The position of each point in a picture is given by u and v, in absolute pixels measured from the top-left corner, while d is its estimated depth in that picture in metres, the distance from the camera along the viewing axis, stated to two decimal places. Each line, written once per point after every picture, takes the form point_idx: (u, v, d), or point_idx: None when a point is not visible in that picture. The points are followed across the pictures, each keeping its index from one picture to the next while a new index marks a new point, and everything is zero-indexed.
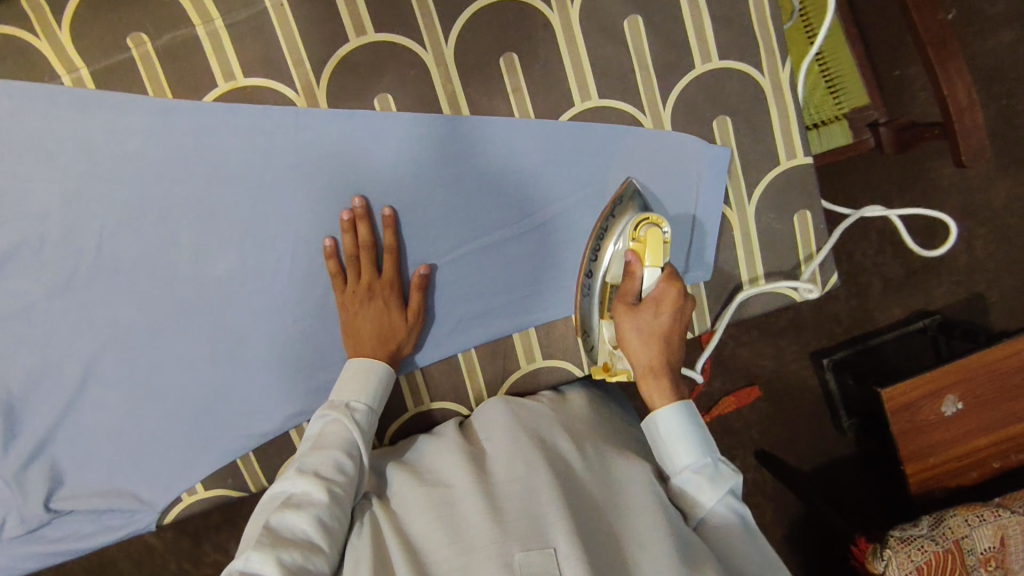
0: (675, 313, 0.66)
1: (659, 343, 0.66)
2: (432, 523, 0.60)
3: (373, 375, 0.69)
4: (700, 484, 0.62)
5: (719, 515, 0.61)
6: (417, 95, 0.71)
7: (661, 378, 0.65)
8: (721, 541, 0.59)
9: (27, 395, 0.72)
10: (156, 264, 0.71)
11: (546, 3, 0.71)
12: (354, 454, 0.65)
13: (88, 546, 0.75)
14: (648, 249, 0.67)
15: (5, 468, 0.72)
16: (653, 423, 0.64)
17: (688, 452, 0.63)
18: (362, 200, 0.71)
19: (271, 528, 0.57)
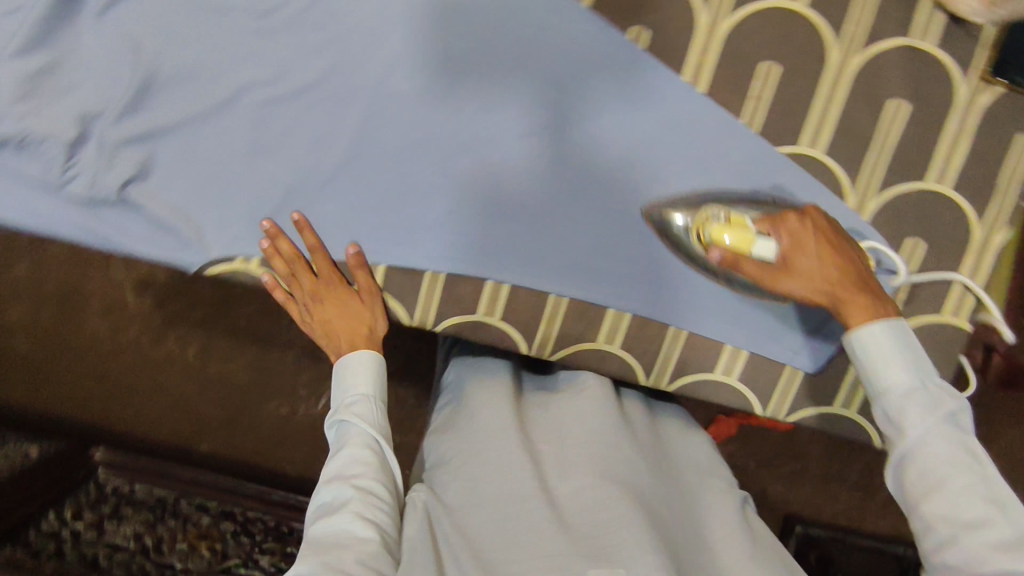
0: (818, 227, 0.66)
1: (813, 274, 0.66)
2: (490, 522, 0.65)
3: (354, 360, 0.75)
4: (927, 403, 0.60)
5: (947, 434, 0.59)
6: (668, 46, 0.70)
7: (853, 293, 0.65)
8: (947, 457, 0.58)
9: (169, 83, 0.70)
10: (353, 44, 0.69)
11: (836, 39, 0.69)
12: (370, 445, 0.71)
13: (131, 249, 0.74)
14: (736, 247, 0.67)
15: (109, 132, 0.70)
16: (858, 346, 0.64)
17: (903, 368, 0.62)
18: (299, 216, 0.72)
19: (316, 540, 0.65)
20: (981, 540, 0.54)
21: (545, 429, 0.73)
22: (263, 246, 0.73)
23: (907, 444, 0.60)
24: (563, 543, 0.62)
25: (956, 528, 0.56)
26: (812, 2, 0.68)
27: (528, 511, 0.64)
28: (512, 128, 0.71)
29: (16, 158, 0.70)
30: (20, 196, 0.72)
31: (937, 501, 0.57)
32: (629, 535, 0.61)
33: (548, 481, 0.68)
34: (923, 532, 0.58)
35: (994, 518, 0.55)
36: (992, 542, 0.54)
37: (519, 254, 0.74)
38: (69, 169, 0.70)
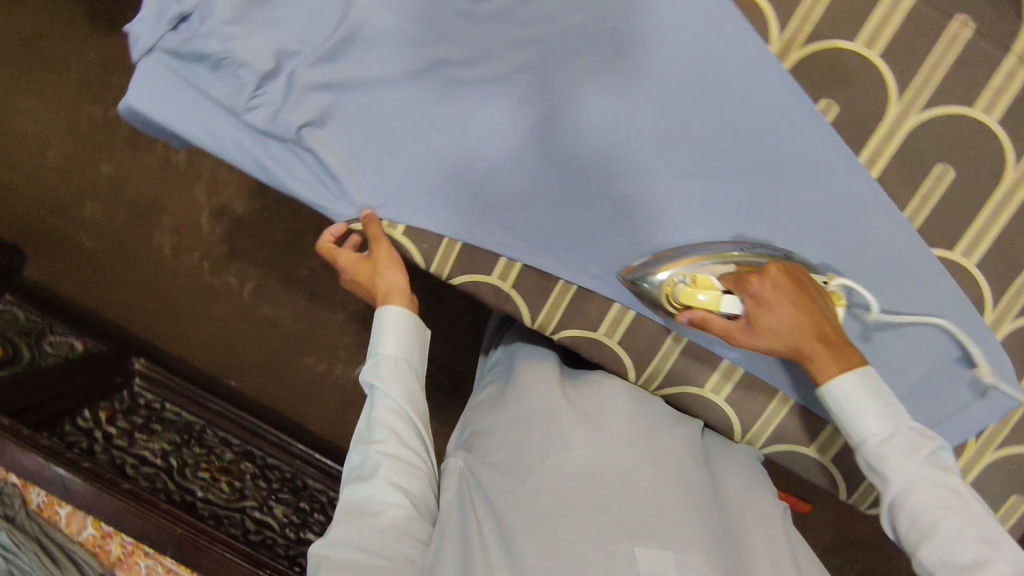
0: (788, 275, 0.70)
1: (776, 333, 0.69)
2: (535, 494, 0.73)
3: (379, 324, 0.87)
4: (904, 445, 0.67)
5: (933, 475, 0.65)
6: (855, 127, 0.71)
7: (815, 347, 0.70)
8: (931, 499, 0.64)
9: (370, 42, 0.72)
10: (552, 51, 0.71)
11: (1016, 160, 0.70)
12: (396, 410, 0.83)
13: (289, 187, 0.76)
14: (704, 308, 0.72)
15: (302, 72, 0.72)
16: (835, 400, 0.70)
17: (879, 418, 0.68)
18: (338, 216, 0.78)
19: (354, 501, 0.78)
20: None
21: (591, 416, 0.80)
22: (334, 226, 0.85)
23: (897, 491, 0.66)
24: (601, 520, 0.70)
25: (952, 562, 0.62)
26: (1003, 120, 0.69)
27: (560, 479, 0.74)
28: (680, 167, 0.72)
29: (208, 77, 0.73)
30: (200, 111, 0.74)
31: (931, 548, 0.63)
32: (663, 526, 0.70)
33: (580, 458, 0.75)
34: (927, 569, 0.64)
35: (988, 556, 0.61)
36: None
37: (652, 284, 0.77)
38: (254, 97, 0.72)
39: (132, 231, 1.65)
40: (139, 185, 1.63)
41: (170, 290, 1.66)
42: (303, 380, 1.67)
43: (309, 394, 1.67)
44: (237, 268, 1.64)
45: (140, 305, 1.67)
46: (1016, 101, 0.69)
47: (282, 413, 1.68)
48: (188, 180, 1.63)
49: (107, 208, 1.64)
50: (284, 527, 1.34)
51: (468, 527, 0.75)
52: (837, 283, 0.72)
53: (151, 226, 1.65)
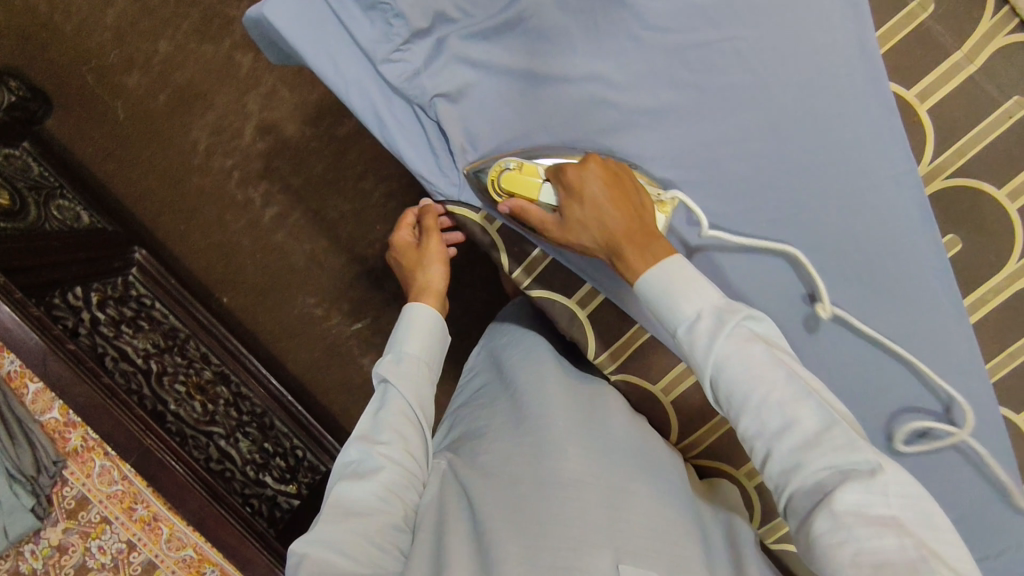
0: (616, 176, 0.67)
1: (589, 225, 0.68)
2: (506, 485, 0.74)
3: (414, 321, 0.89)
4: (711, 324, 0.62)
5: (752, 356, 0.60)
6: (970, 269, 0.71)
7: (624, 248, 0.67)
8: (741, 378, 0.59)
9: (530, 31, 0.69)
10: (708, 105, 0.70)
11: None
12: (405, 411, 0.81)
13: (401, 150, 0.73)
14: (531, 197, 0.71)
15: (454, 41, 0.69)
16: (642, 290, 0.66)
17: (693, 300, 0.64)
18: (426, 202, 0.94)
19: (344, 499, 0.73)
20: (788, 445, 0.57)
21: (594, 435, 0.80)
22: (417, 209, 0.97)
23: (717, 377, 0.62)
24: (586, 528, 0.68)
25: (770, 441, 0.58)
26: None
27: (526, 475, 0.74)
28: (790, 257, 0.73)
29: (356, 14, 0.68)
30: (335, 44, 0.69)
31: (749, 423, 0.59)
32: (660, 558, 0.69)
33: (572, 467, 0.74)
34: (766, 462, 0.59)
35: (798, 417, 0.57)
36: (804, 441, 0.56)
37: None
38: (399, 51, 0.69)
39: (170, 119, 1.58)
40: (191, 73, 1.56)
41: (190, 188, 1.60)
42: (295, 318, 1.62)
43: (297, 334, 1.62)
44: (265, 188, 1.58)
45: (154, 193, 1.59)
46: None
47: (265, 344, 1.62)
48: (245, 84, 1.56)
49: (152, 88, 1.57)
50: (245, 464, 1.30)
51: (445, 520, 0.73)
52: (670, 195, 0.71)
53: (190, 117, 1.57)
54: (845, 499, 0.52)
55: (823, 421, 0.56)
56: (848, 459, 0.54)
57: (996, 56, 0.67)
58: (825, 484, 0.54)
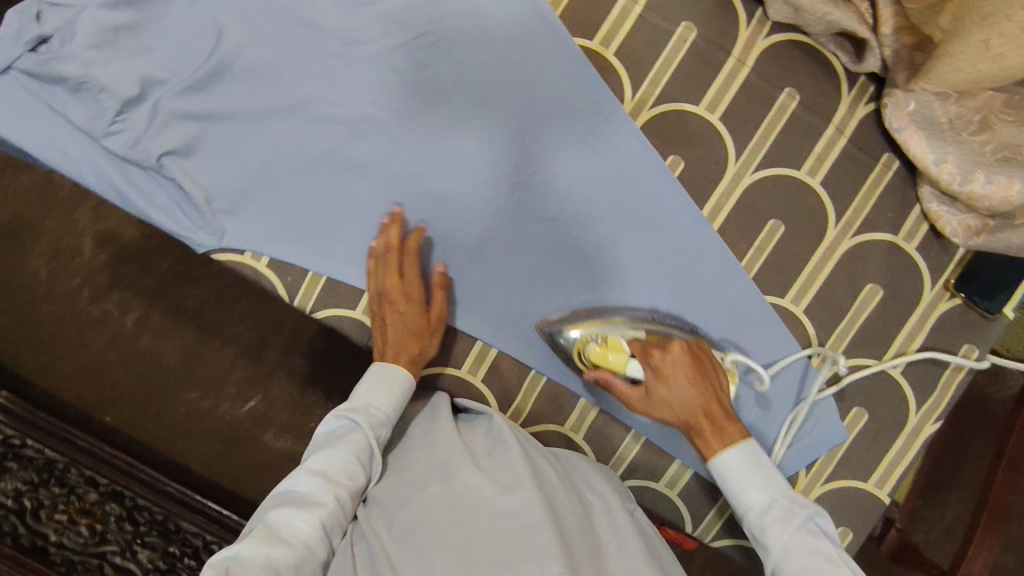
0: (694, 353, 0.72)
1: (672, 407, 0.70)
2: (411, 525, 0.66)
3: (395, 385, 0.73)
4: (782, 514, 0.64)
5: (816, 546, 0.62)
6: (697, 180, 0.77)
7: (704, 426, 0.69)
8: (805, 565, 0.61)
9: (241, 73, 0.73)
10: (422, 96, 0.74)
11: (836, 219, 0.77)
12: (360, 452, 0.70)
13: (149, 215, 0.73)
14: (614, 366, 0.71)
15: (165, 100, 0.72)
16: (718, 473, 0.68)
17: (757, 486, 0.66)
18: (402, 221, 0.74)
19: (272, 524, 0.63)
20: None
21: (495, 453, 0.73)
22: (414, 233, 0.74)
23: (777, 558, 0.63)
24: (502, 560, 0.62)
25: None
26: (826, 182, 0.77)
27: (450, 514, 0.66)
28: (544, 214, 0.76)
29: (67, 100, 0.71)
30: (55, 134, 0.72)
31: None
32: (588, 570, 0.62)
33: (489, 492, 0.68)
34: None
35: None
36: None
37: (518, 325, 0.78)
38: (115, 122, 0.71)
39: None
40: None
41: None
42: None
43: None
44: None
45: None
46: (837, 166, 0.76)
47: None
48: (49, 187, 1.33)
49: None
50: None
51: None
52: (733, 359, 0.75)
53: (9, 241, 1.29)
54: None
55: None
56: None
57: None
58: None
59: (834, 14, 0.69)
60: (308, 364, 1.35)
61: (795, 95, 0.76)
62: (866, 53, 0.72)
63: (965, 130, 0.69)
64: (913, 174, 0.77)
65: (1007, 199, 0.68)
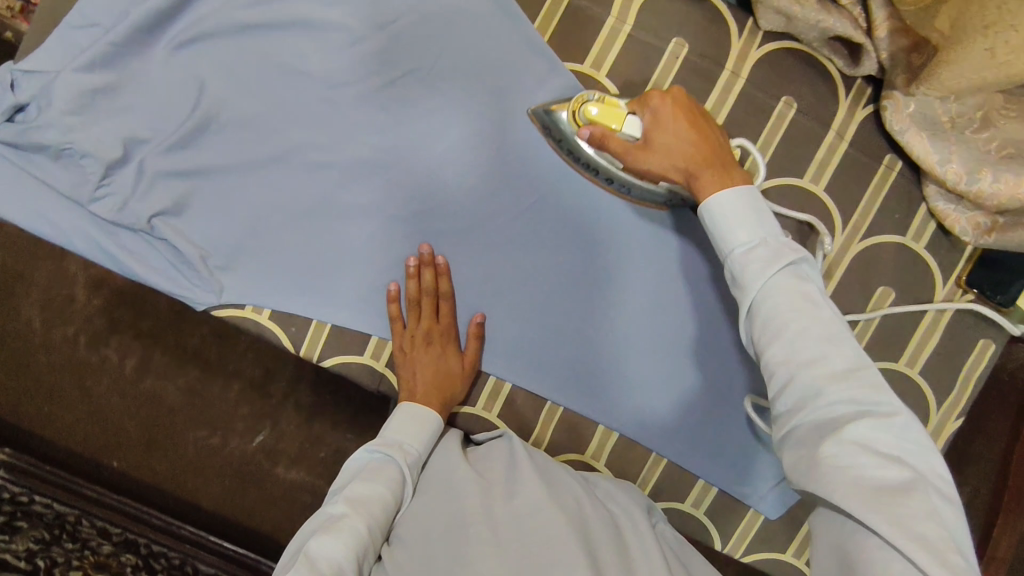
0: (694, 103, 0.67)
1: (671, 152, 0.65)
2: (431, 553, 0.66)
3: (427, 425, 0.71)
4: (767, 255, 0.57)
5: (819, 316, 0.54)
6: None
7: (702, 171, 0.63)
8: (786, 306, 0.54)
9: (227, 125, 0.71)
10: (415, 132, 0.73)
11: (844, 223, 0.76)
12: (394, 489, 0.68)
13: (142, 277, 0.71)
14: (611, 125, 0.67)
15: (151, 160, 0.70)
16: (708, 217, 0.61)
17: (748, 230, 0.59)
18: (429, 248, 0.72)
19: (309, 554, 0.60)
20: (807, 374, 0.52)
21: (505, 469, 0.72)
22: (439, 261, 0.73)
23: (755, 299, 0.57)
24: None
25: (789, 366, 0.53)
26: (829, 188, 0.75)
27: (461, 534, 0.66)
28: (546, 243, 0.75)
29: (49, 167, 0.69)
30: (38, 203, 0.69)
31: (778, 346, 0.54)
32: None
33: (502, 516, 0.67)
34: (775, 389, 0.55)
35: (829, 350, 0.52)
36: (829, 374, 0.52)
37: (529, 357, 0.77)
38: (101, 187, 0.69)
39: None
40: None
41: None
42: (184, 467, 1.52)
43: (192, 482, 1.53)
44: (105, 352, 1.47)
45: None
46: (840, 170, 0.75)
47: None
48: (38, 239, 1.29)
49: None
50: None
51: None
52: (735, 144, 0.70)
53: None
54: (855, 430, 0.49)
55: (840, 358, 0.52)
56: (874, 408, 0.50)
57: (644, 11, 0.73)
58: (839, 416, 0.51)
59: (826, 21, 0.68)
60: None
61: (793, 103, 0.74)
62: (862, 55, 0.71)
63: (967, 128, 0.68)
64: (917, 173, 0.76)
65: (1018, 197, 0.67)
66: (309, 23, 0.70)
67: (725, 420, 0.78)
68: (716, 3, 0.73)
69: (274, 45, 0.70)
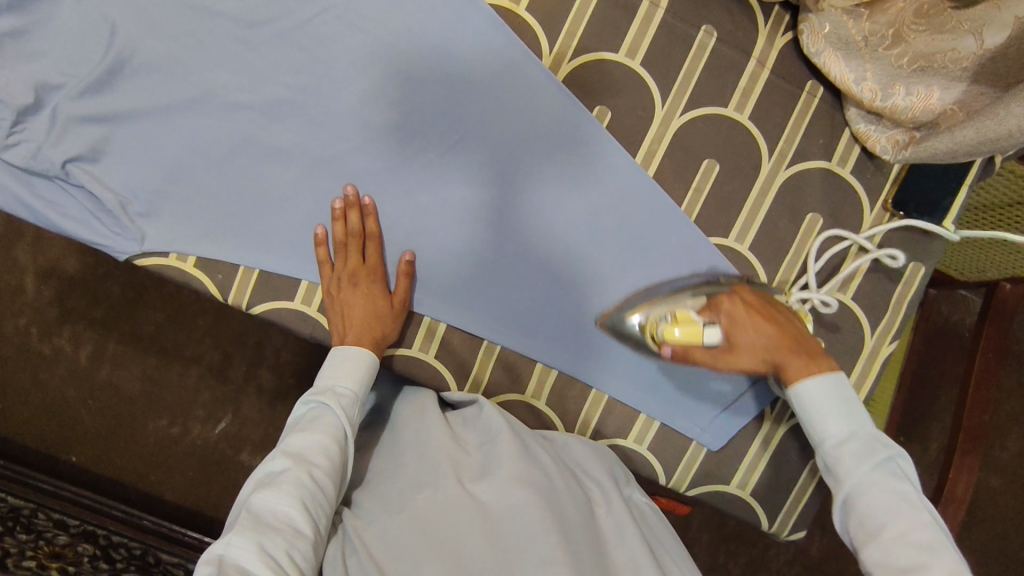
0: (762, 298, 0.71)
1: (757, 349, 0.67)
2: (398, 531, 0.64)
3: (359, 364, 0.71)
4: (861, 450, 0.61)
5: (915, 514, 0.56)
6: (627, 129, 0.76)
7: (789, 359, 0.66)
8: (880, 505, 0.58)
9: (141, 69, 0.70)
10: (335, 72, 0.72)
11: (769, 150, 0.76)
12: (337, 437, 0.66)
13: (61, 227, 0.70)
14: (689, 342, 0.67)
15: (63, 106, 0.68)
16: (797, 402, 0.65)
17: (839, 423, 0.63)
18: (352, 188, 0.72)
19: (254, 509, 0.58)
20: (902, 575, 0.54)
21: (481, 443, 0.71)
22: (364, 203, 0.73)
23: (851, 491, 0.60)
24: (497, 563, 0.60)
25: (886, 563, 0.56)
26: (754, 116, 0.76)
27: (443, 519, 0.63)
28: (474, 182, 0.75)
29: None
30: None
31: (875, 547, 0.57)
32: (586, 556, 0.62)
33: (482, 494, 0.66)
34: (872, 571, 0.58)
35: (922, 555, 0.54)
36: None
37: (463, 297, 0.76)
38: (14, 134, 0.68)
39: None
40: None
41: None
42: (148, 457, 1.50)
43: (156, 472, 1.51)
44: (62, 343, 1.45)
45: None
46: (763, 98, 0.76)
47: (134, 487, 1.30)
48: None
49: None
50: None
51: None
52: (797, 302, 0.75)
53: None
54: None
55: (940, 560, 0.54)
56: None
57: None
58: None
59: None
60: (274, 379, 1.32)
61: (713, 32, 0.75)
62: None
63: (880, 46, 0.67)
64: (839, 98, 0.77)
65: (930, 108, 0.68)
66: None
67: None
68: None
69: None
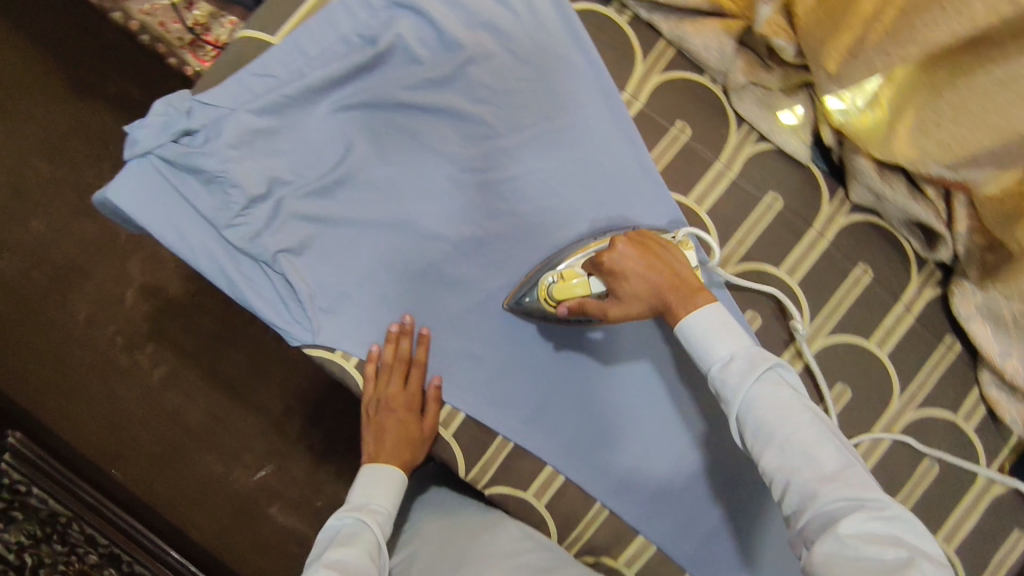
0: (646, 238, 0.69)
1: (640, 296, 0.67)
2: None
3: (391, 481, 0.75)
4: (743, 366, 0.60)
5: (796, 414, 0.57)
6: (774, 339, 0.80)
7: (669, 298, 0.66)
8: (770, 414, 0.58)
9: (365, 185, 0.78)
10: (528, 226, 0.79)
11: (900, 390, 0.81)
12: (375, 551, 0.67)
13: (253, 304, 0.76)
14: (579, 294, 0.71)
15: (290, 202, 0.76)
16: (684, 336, 0.64)
17: (725, 345, 0.62)
18: (411, 319, 0.77)
19: None
20: (807, 483, 0.55)
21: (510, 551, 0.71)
22: (405, 326, 0.77)
23: (742, 408, 0.59)
24: None
25: (787, 470, 0.56)
26: (891, 354, 0.81)
27: None
28: (621, 354, 0.81)
29: (197, 189, 0.74)
30: (178, 218, 0.74)
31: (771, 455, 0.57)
32: None
33: None
34: (783, 494, 0.57)
35: (819, 457, 0.55)
36: (819, 475, 0.55)
37: (587, 454, 0.80)
38: (241, 215, 0.74)
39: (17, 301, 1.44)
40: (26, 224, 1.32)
41: (35, 351, 1.29)
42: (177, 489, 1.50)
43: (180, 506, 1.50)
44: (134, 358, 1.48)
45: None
46: (903, 341, 0.81)
47: (166, 518, 1.28)
48: (112, 238, 1.32)
49: None
50: None
51: None
52: (685, 233, 0.74)
53: (58, 289, 1.30)
54: (851, 524, 0.50)
55: (831, 464, 0.55)
56: (859, 492, 0.53)
57: (750, 163, 0.81)
58: (836, 513, 0.52)
59: (913, 207, 0.76)
60: (326, 444, 1.33)
61: (869, 270, 0.81)
62: (939, 243, 0.78)
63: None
64: (974, 358, 0.82)
65: None
66: (456, 112, 0.78)
67: (751, 550, 0.81)
68: (814, 169, 0.82)
69: (421, 126, 0.78)
